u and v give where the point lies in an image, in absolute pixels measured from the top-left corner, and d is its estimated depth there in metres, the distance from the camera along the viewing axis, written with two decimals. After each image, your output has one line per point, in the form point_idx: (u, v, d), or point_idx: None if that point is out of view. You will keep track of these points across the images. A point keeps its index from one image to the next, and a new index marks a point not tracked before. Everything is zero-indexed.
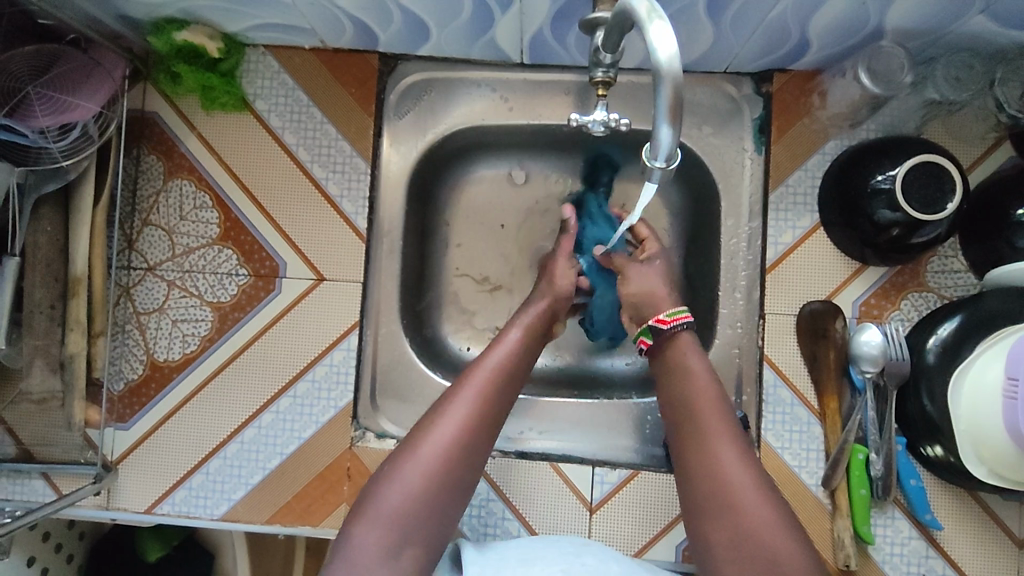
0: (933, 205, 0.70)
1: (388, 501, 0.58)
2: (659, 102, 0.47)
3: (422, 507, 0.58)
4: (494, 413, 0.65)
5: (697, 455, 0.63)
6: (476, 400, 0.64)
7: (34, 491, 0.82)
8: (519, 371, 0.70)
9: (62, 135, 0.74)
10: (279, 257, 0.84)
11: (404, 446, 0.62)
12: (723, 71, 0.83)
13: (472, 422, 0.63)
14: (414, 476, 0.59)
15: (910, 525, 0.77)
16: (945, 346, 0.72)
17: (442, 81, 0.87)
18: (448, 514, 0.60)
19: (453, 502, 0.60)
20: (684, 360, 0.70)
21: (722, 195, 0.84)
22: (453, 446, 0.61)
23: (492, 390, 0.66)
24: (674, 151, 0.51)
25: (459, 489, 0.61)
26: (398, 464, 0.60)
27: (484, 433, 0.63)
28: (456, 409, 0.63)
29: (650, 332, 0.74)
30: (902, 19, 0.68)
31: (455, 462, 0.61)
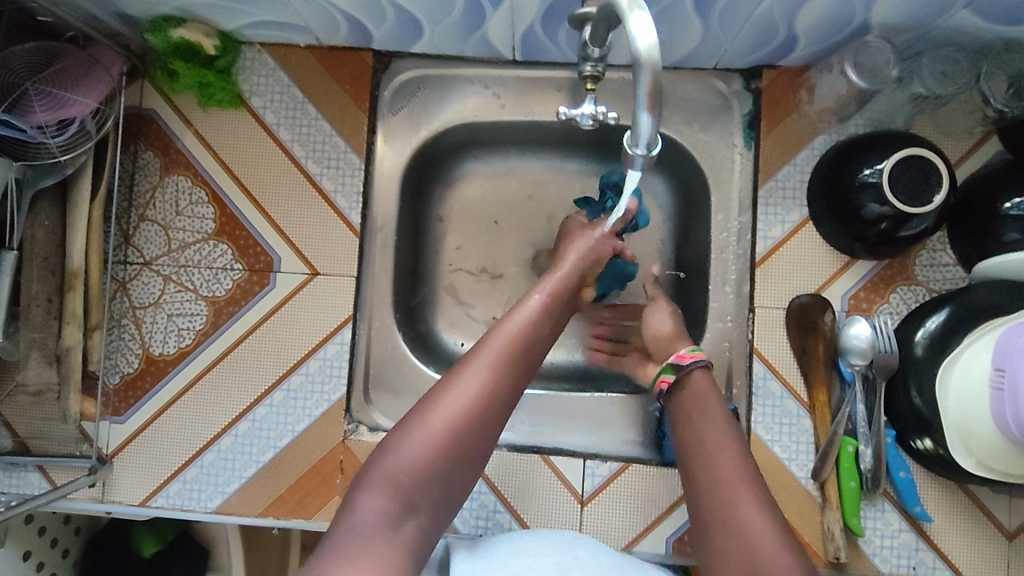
0: (918, 198, 0.71)
1: (394, 466, 0.57)
2: (640, 89, 0.48)
3: (429, 475, 0.58)
4: (511, 383, 0.62)
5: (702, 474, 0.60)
6: (494, 365, 0.62)
7: (29, 485, 0.83)
8: (540, 337, 0.67)
9: (60, 130, 0.75)
10: (274, 252, 0.85)
11: (416, 411, 0.60)
12: (712, 68, 0.84)
13: (487, 390, 0.61)
14: (423, 444, 0.58)
15: (900, 518, 0.78)
16: (933, 338, 0.73)
17: (436, 79, 0.88)
18: (455, 479, 0.59)
19: (461, 469, 0.59)
20: (696, 396, 0.67)
21: (712, 190, 0.85)
22: (467, 412, 0.59)
23: (511, 356, 0.63)
24: (654, 137, 0.52)
25: (469, 455, 0.60)
26: (408, 430, 0.59)
27: (500, 400, 0.61)
28: (473, 375, 0.61)
29: (674, 368, 0.70)
30: (887, 14, 0.69)
31: (467, 429, 0.59)
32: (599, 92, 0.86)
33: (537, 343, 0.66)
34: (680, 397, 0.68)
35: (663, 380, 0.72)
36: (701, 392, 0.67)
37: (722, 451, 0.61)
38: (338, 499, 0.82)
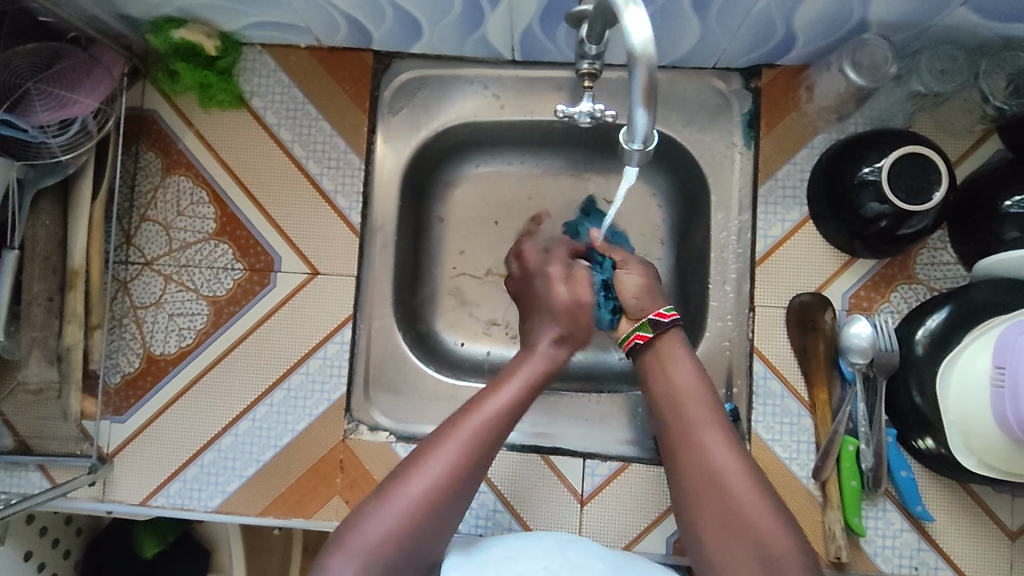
0: (918, 195, 0.71)
1: (368, 538, 0.58)
2: (634, 86, 0.49)
3: (403, 543, 0.58)
4: (486, 453, 0.63)
5: (677, 428, 0.66)
6: (471, 438, 0.62)
7: (30, 484, 0.83)
8: (521, 409, 0.67)
9: (61, 130, 0.76)
10: (274, 251, 0.86)
11: (392, 480, 0.61)
12: (712, 67, 0.84)
13: (463, 460, 0.61)
14: (397, 512, 0.58)
15: (901, 518, 0.77)
16: (933, 337, 0.72)
17: (436, 79, 0.89)
18: (427, 552, 0.59)
19: (433, 542, 0.60)
20: (665, 356, 0.71)
21: (712, 189, 0.84)
22: (441, 489, 0.60)
23: (488, 432, 0.63)
24: (650, 133, 0.52)
25: (441, 529, 0.60)
26: (383, 501, 0.60)
27: (475, 472, 0.62)
28: (447, 451, 0.61)
29: (651, 326, 0.72)
30: (885, 12, 0.69)
31: (440, 504, 0.60)
32: (598, 91, 0.86)
33: (515, 415, 0.66)
34: (648, 359, 0.72)
35: (639, 335, 0.72)
36: (669, 351, 0.71)
37: (698, 405, 0.66)
38: (338, 499, 0.82)
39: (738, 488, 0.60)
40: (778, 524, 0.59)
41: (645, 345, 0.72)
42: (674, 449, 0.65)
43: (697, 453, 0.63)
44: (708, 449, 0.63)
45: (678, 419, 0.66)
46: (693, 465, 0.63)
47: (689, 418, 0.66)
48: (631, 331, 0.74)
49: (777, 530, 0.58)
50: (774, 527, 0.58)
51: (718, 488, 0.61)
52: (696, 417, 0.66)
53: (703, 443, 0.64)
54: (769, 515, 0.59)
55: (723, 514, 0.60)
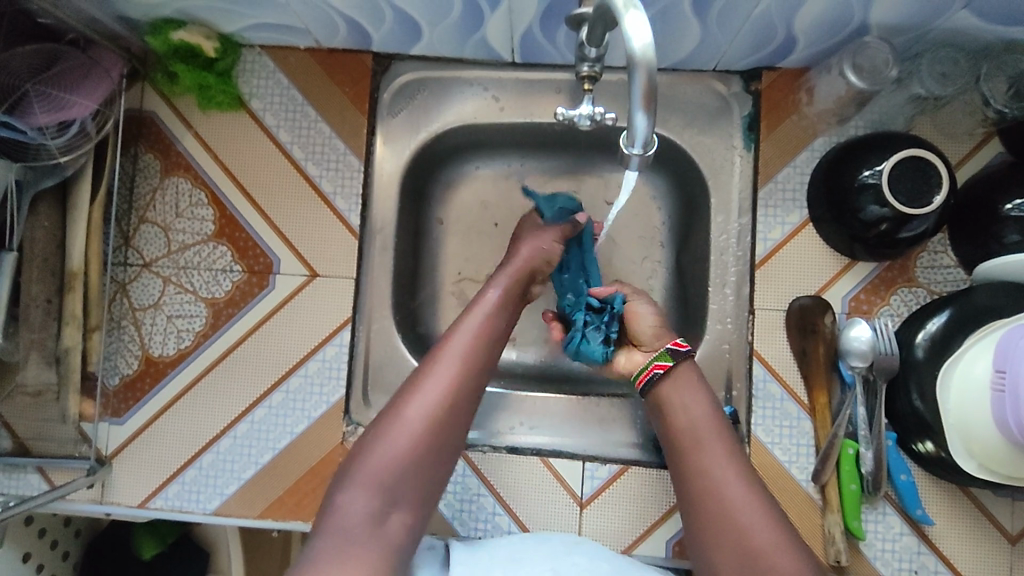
0: (919, 199, 0.71)
1: (375, 465, 0.60)
2: (634, 89, 0.48)
3: (411, 467, 0.60)
4: (475, 376, 0.65)
5: (691, 466, 0.65)
6: (458, 361, 0.65)
7: (30, 486, 0.83)
8: (499, 331, 0.70)
9: (60, 131, 0.75)
10: (272, 253, 0.85)
11: (388, 411, 0.63)
12: (712, 69, 0.83)
13: (455, 383, 0.64)
14: (401, 439, 0.60)
15: (901, 521, 0.77)
16: (933, 341, 0.72)
17: (435, 81, 0.88)
18: (435, 474, 0.62)
19: (436, 468, 0.62)
20: (682, 388, 0.70)
21: (711, 192, 0.84)
22: (437, 414, 0.62)
23: (473, 354, 0.66)
24: (650, 137, 0.52)
25: (442, 452, 0.62)
26: (382, 430, 0.61)
27: (467, 395, 0.64)
28: (438, 375, 0.64)
29: (671, 355, 0.72)
30: (886, 15, 0.69)
31: (438, 427, 0.62)
32: (598, 94, 0.86)
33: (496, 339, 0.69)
34: (666, 390, 0.70)
35: (658, 364, 0.71)
36: (686, 383, 0.70)
37: (714, 444, 0.66)
38: None
39: (754, 526, 0.60)
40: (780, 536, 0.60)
41: (664, 375, 0.71)
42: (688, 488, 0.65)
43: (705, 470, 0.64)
44: (722, 485, 0.63)
45: (693, 456, 0.65)
46: (709, 504, 0.63)
47: (703, 457, 0.65)
48: (649, 360, 0.73)
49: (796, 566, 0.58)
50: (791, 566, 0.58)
51: (732, 527, 0.61)
52: (709, 458, 0.65)
53: (716, 480, 0.63)
54: (787, 554, 0.59)
55: (741, 553, 0.60)
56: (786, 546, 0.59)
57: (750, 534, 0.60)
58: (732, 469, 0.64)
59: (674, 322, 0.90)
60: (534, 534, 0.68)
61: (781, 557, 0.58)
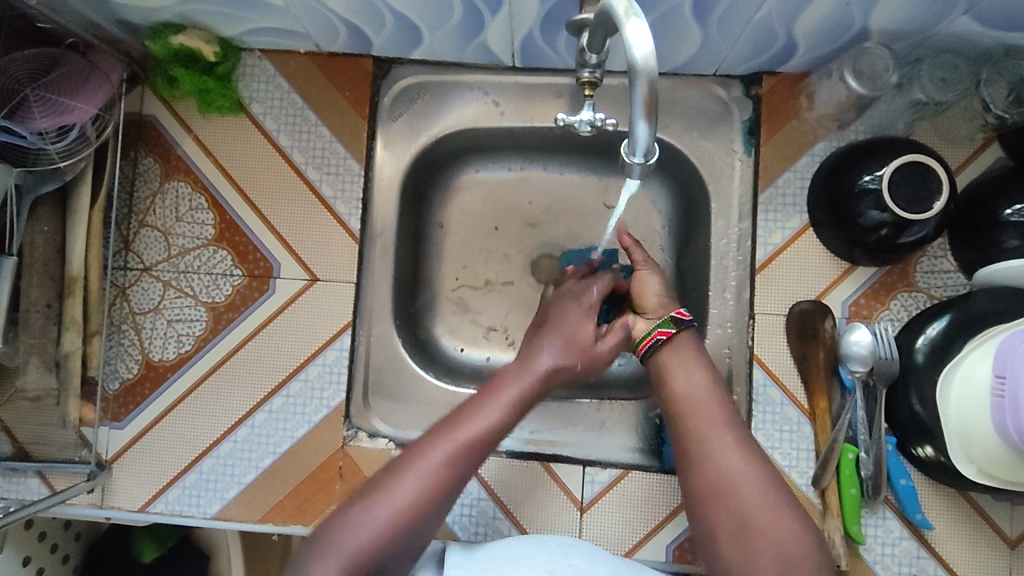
0: (919, 204, 0.71)
1: (344, 548, 0.58)
2: (635, 98, 0.48)
3: (380, 554, 0.59)
4: (467, 469, 0.64)
5: (687, 429, 0.66)
6: (443, 461, 0.63)
7: (29, 490, 0.83)
8: (495, 435, 0.66)
9: (60, 136, 0.76)
10: (273, 257, 0.85)
11: (359, 499, 0.62)
12: (712, 74, 0.83)
13: (445, 475, 0.62)
14: (377, 523, 0.59)
15: (901, 526, 0.77)
16: (933, 347, 0.73)
17: (436, 85, 0.88)
18: (401, 558, 0.61)
19: (404, 554, 0.61)
20: (682, 355, 0.70)
21: (711, 196, 0.84)
22: (405, 516, 0.60)
23: (460, 457, 0.64)
24: (652, 146, 0.52)
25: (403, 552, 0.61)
26: (350, 520, 0.60)
27: (453, 488, 0.63)
28: (417, 473, 0.62)
29: (673, 323, 0.72)
30: (886, 20, 0.69)
31: (404, 530, 0.60)
32: (599, 99, 0.86)
33: (489, 441, 0.66)
34: (668, 355, 0.71)
35: (660, 332, 0.72)
36: (686, 351, 0.71)
37: (712, 415, 0.66)
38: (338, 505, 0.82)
39: (744, 486, 0.61)
40: (793, 526, 0.59)
41: (665, 341, 0.71)
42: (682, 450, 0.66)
43: (711, 458, 0.63)
44: (726, 470, 0.62)
45: (690, 419, 0.66)
46: (703, 467, 0.63)
47: (699, 421, 0.65)
48: (652, 328, 0.73)
49: (785, 529, 0.59)
50: (781, 525, 0.59)
51: (739, 515, 0.60)
52: (704, 421, 0.65)
53: (712, 443, 0.64)
54: (778, 517, 0.59)
55: (733, 513, 0.60)
56: (795, 536, 0.58)
57: (740, 496, 0.61)
58: (727, 432, 0.64)
59: None
60: (532, 536, 0.68)
61: (768, 516, 0.59)
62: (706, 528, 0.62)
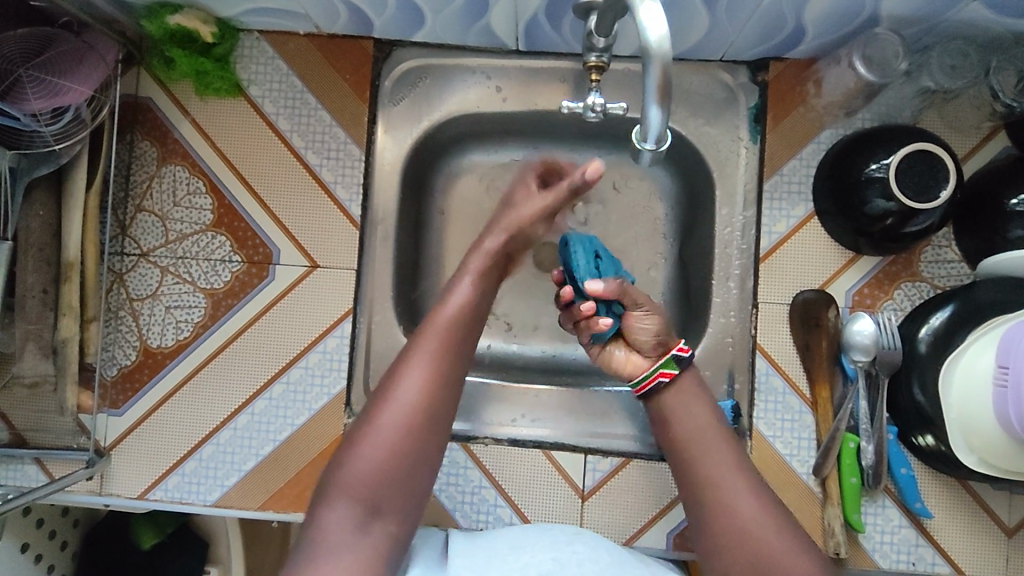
0: (926, 193, 0.71)
1: (354, 474, 0.60)
2: (649, 85, 0.47)
3: (391, 471, 0.60)
4: (450, 373, 0.65)
5: (697, 472, 0.64)
6: (431, 363, 0.64)
7: (27, 477, 0.82)
8: (473, 335, 0.68)
9: (54, 118, 0.74)
10: (272, 243, 0.84)
11: (365, 416, 0.63)
12: (719, 60, 0.82)
13: (431, 381, 0.63)
14: (377, 444, 0.60)
15: (900, 514, 0.77)
16: (936, 336, 0.73)
17: (437, 68, 0.87)
18: (417, 472, 0.62)
19: (419, 470, 0.62)
20: (687, 398, 0.69)
21: (716, 184, 0.83)
22: (403, 429, 0.61)
23: (445, 357, 0.65)
24: (664, 132, 0.52)
25: (422, 459, 0.62)
26: (358, 439, 0.61)
27: (442, 395, 0.64)
28: (412, 378, 0.63)
29: (676, 363, 0.70)
30: (896, 7, 0.68)
31: (413, 434, 0.61)
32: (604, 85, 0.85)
33: (468, 341, 0.67)
34: (669, 400, 0.70)
35: (663, 372, 0.70)
36: (689, 393, 0.70)
37: (719, 453, 0.65)
38: None
39: (756, 525, 0.59)
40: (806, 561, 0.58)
41: (668, 383, 0.70)
42: (696, 493, 0.64)
43: (721, 502, 0.62)
44: (733, 509, 0.61)
45: (702, 460, 0.65)
46: (715, 514, 0.62)
47: (709, 466, 0.64)
48: (654, 367, 0.71)
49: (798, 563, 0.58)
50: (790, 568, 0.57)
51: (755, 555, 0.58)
52: (716, 461, 0.64)
53: (726, 481, 0.63)
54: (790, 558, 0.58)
55: (744, 555, 0.59)
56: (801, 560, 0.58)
57: (750, 536, 0.59)
58: (740, 469, 0.64)
59: (678, 317, 0.89)
60: (534, 525, 0.68)
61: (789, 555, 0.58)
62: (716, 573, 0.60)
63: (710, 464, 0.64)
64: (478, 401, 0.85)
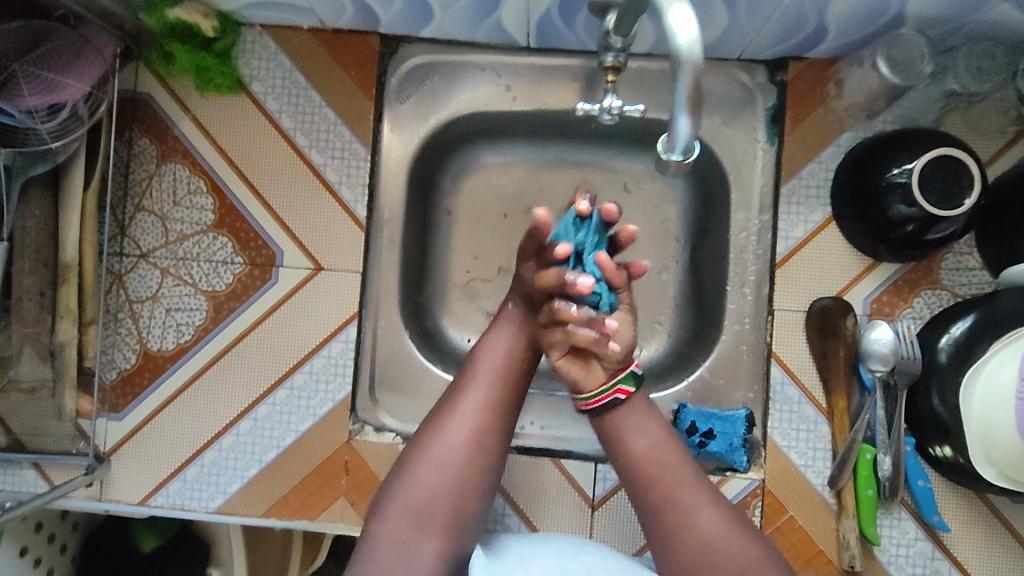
0: (950, 200, 0.68)
1: (403, 505, 0.61)
2: (679, 91, 0.45)
3: (441, 503, 0.62)
4: (502, 407, 0.66)
5: (659, 495, 0.62)
6: (484, 396, 0.66)
7: (25, 482, 0.81)
8: (525, 367, 0.69)
9: (51, 115, 0.71)
10: (275, 244, 0.82)
11: (416, 444, 0.65)
12: (736, 58, 0.80)
13: (482, 415, 0.65)
14: (428, 476, 0.62)
15: (916, 526, 0.76)
16: (957, 346, 0.70)
17: (445, 65, 0.84)
18: (468, 504, 0.63)
19: (469, 501, 0.63)
20: (638, 418, 0.65)
21: (732, 187, 0.81)
22: (455, 462, 0.63)
23: (498, 390, 0.67)
24: (691, 144, 0.49)
25: (475, 488, 0.63)
26: (409, 470, 0.63)
27: (492, 429, 0.65)
28: (466, 410, 0.65)
29: (634, 380, 0.66)
30: (924, 6, 0.66)
31: (467, 464, 0.63)
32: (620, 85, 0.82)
33: (520, 373, 0.68)
34: (622, 419, 0.65)
35: (620, 389, 0.65)
36: (642, 412, 0.66)
37: (678, 474, 0.62)
38: (344, 499, 0.81)
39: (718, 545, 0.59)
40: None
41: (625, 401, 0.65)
42: (656, 520, 0.62)
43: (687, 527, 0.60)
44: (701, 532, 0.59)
45: (658, 488, 0.62)
46: (680, 538, 0.60)
47: (671, 487, 0.62)
48: (611, 383, 0.66)
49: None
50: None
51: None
52: (671, 486, 0.62)
53: (686, 505, 0.61)
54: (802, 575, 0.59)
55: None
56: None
57: (717, 558, 0.58)
58: (700, 493, 0.61)
59: (691, 322, 0.87)
60: (541, 535, 0.68)
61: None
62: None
63: (670, 491, 0.61)
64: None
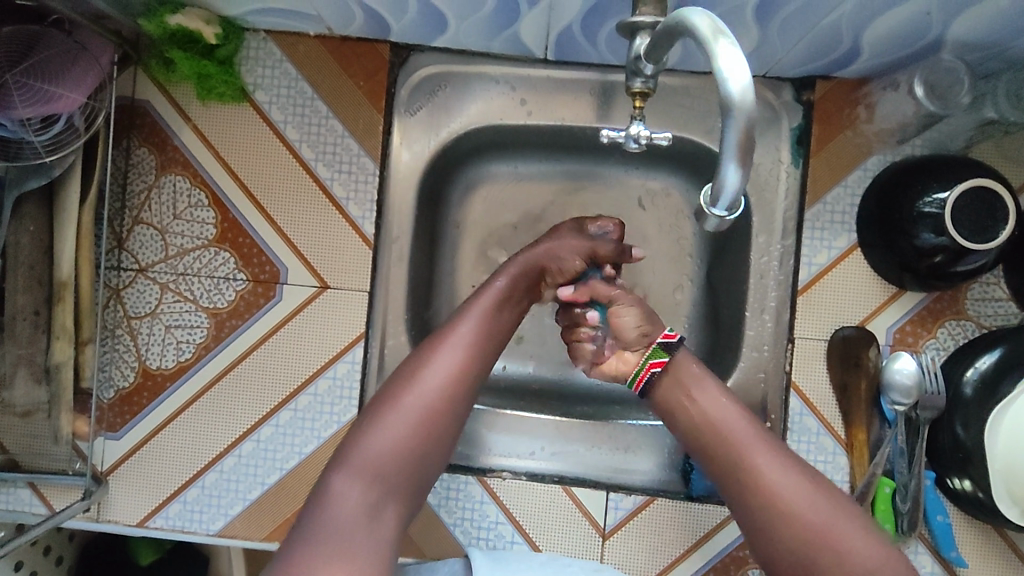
0: (982, 233, 0.66)
1: (368, 457, 0.60)
2: (727, 141, 0.42)
3: (404, 459, 0.61)
4: (474, 369, 0.66)
5: (722, 447, 0.62)
6: (459, 357, 0.65)
7: (20, 501, 0.78)
8: (497, 336, 0.69)
9: (44, 127, 0.68)
10: (279, 260, 0.79)
11: (384, 398, 0.63)
12: (762, 75, 0.77)
13: (455, 375, 0.64)
14: (397, 427, 0.61)
15: (933, 561, 0.75)
16: (983, 379, 0.68)
17: (458, 76, 0.81)
18: (429, 461, 0.62)
19: (429, 458, 0.62)
20: (688, 378, 0.65)
21: (754, 210, 0.78)
22: (422, 417, 0.62)
23: (472, 354, 0.66)
24: (737, 199, 0.46)
25: (435, 445, 0.63)
26: (377, 421, 0.61)
27: (462, 390, 0.64)
28: (439, 367, 0.64)
29: (664, 350, 0.67)
30: (966, 31, 0.63)
31: (431, 424, 0.62)
32: (650, 114, 0.79)
33: (494, 342, 0.68)
34: (666, 387, 0.66)
35: (653, 363, 0.66)
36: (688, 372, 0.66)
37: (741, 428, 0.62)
38: None
39: (783, 489, 0.58)
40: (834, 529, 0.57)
41: (662, 372, 0.66)
42: (726, 480, 0.61)
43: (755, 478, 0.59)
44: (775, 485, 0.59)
45: (726, 445, 0.61)
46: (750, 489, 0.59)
47: (735, 441, 0.61)
48: (643, 362, 0.67)
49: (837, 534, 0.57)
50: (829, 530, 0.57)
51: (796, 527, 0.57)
52: (740, 440, 0.61)
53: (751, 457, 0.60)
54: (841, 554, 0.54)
55: (793, 532, 0.57)
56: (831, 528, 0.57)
57: (791, 509, 0.58)
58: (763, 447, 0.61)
59: (707, 345, 0.85)
60: (554, 557, 0.69)
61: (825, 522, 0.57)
62: (770, 551, 0.58)
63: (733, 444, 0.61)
64: (479, 430, 0.82)
